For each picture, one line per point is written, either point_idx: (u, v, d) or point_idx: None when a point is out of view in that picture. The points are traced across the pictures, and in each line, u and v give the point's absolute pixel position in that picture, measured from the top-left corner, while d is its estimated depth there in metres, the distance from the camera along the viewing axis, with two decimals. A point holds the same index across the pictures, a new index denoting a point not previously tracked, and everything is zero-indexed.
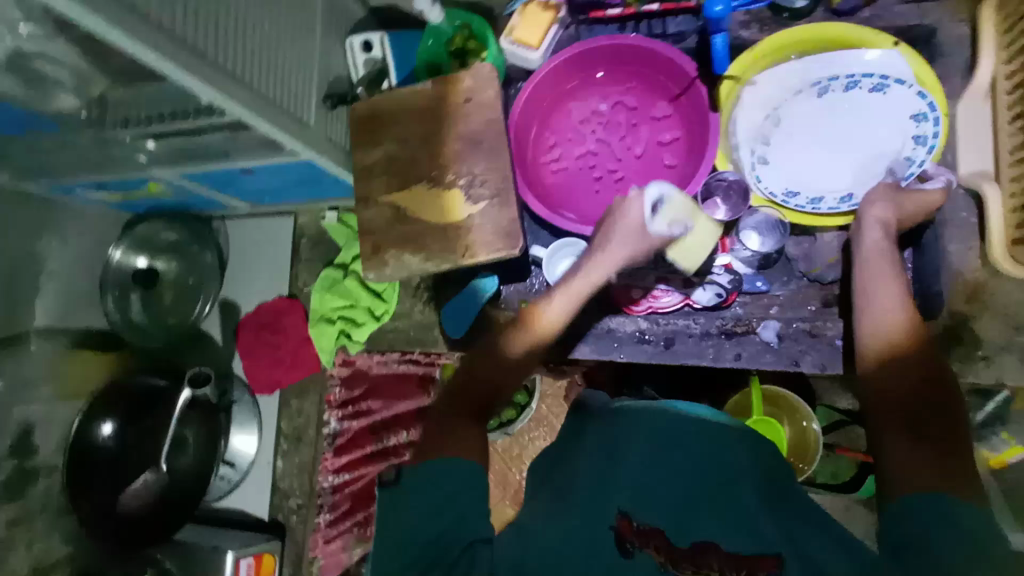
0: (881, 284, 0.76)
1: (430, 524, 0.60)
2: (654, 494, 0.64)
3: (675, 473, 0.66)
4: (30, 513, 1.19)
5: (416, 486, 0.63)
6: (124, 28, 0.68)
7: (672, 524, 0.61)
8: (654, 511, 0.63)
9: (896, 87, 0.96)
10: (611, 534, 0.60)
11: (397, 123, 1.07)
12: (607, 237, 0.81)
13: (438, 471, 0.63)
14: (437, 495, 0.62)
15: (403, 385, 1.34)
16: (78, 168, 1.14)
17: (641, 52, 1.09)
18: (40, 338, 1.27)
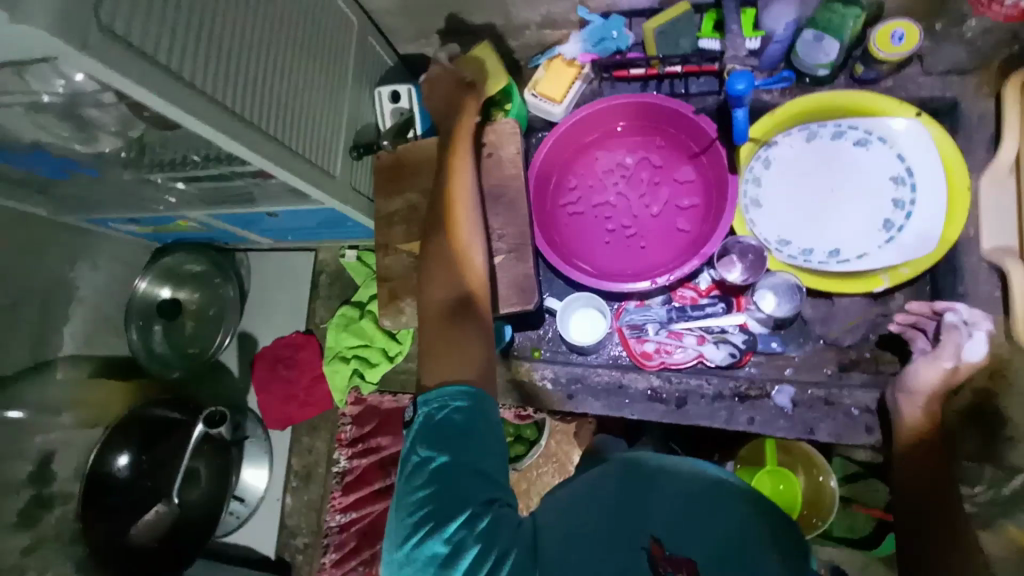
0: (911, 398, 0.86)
1: (459, 479, 0.64)
2: (687, 527, 0.61)
3: (714, 506, 0.62)
4: (44, 539, 1.20)
5: (444, 435, 0.66)
6: (170, 99, 0.72)
7: (707, 558, 0.58)
8: (687, 543, 0.59)
9: (878, 144, 1.02)
10: (643, 555, 0.59)
11: (421, 174, 1.09)
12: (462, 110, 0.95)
13: (461, 422, 0.66)
14: (463, 445, 0.65)
15: None
16: (113, 204, 1.17)
17: (668, 112, 1.11)
18: (66, 365, 1.30)
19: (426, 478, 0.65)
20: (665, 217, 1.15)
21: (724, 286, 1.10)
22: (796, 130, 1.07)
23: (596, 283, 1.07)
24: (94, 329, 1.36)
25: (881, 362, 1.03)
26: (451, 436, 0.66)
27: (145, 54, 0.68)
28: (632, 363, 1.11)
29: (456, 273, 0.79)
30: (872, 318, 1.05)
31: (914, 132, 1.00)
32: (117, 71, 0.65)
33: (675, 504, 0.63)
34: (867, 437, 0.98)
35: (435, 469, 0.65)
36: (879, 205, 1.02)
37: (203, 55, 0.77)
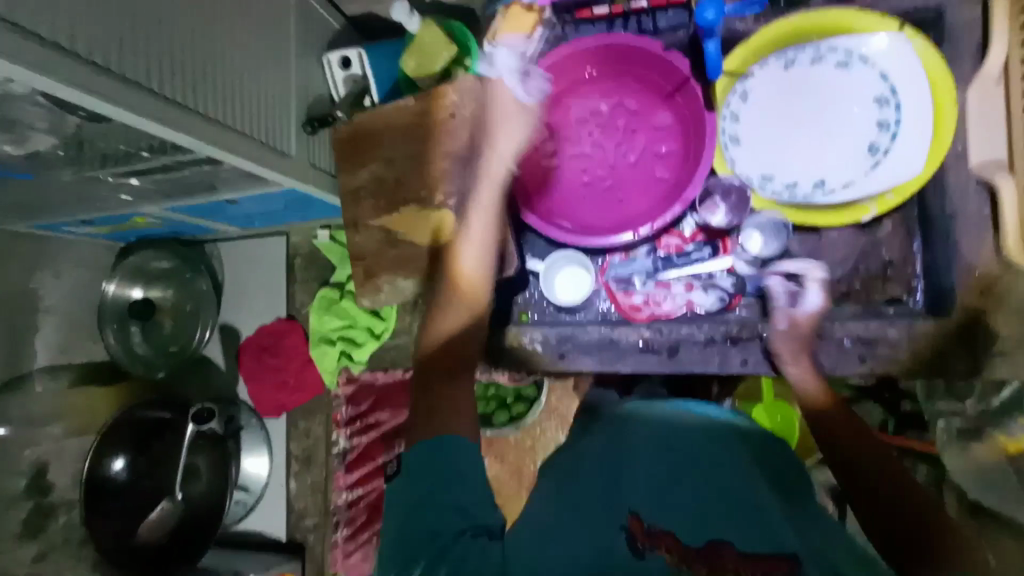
0: (801, 369, 0.96)
1: (435, 512, 0.63)
2: (669, 503, 0.72)
3: (683, 487, 0.74)
4: (54, 546, 1.21)
5: (421, 465, 0.66)
6: (81, 86, 0.64)
7: (686, 528, 0.67)
8: (664, 517, 0.69)
9: (860, 65, 0.97)
10: (623, 536, 0.67)
11: (383, 144, 1.03)
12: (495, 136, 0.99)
13: (435, 451, 0.66)
14: (441, 478, 0.64)
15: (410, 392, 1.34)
16: (63, 207, 1.11)
17: (640, 52, 1.04)
18: (45, 377, 1.27)
19: (407, 522, 0.64)
20: (643, 165, 1.10)
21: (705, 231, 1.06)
22: (773, 58, 1.01)
23: (577, 240, 1.04)
24: (68, 337, 1.32)
25: (872, 292, 1.00)
26: (428, 473, 0.64)
27: (41, 39, 0.61)
28: (621, 317, 1.09)
29: (455, 310, 0.82)
30: (863, 249, 1.01)
31: (897, 49, 0.94)
32: (15, 62, 0.58)
33: (648, 490, 0.75)
34: (860, 366, 0.98)
35: (415, 503, 0.64)
36: (863, 131, 0.98)
37: (115, 33, 0.69)
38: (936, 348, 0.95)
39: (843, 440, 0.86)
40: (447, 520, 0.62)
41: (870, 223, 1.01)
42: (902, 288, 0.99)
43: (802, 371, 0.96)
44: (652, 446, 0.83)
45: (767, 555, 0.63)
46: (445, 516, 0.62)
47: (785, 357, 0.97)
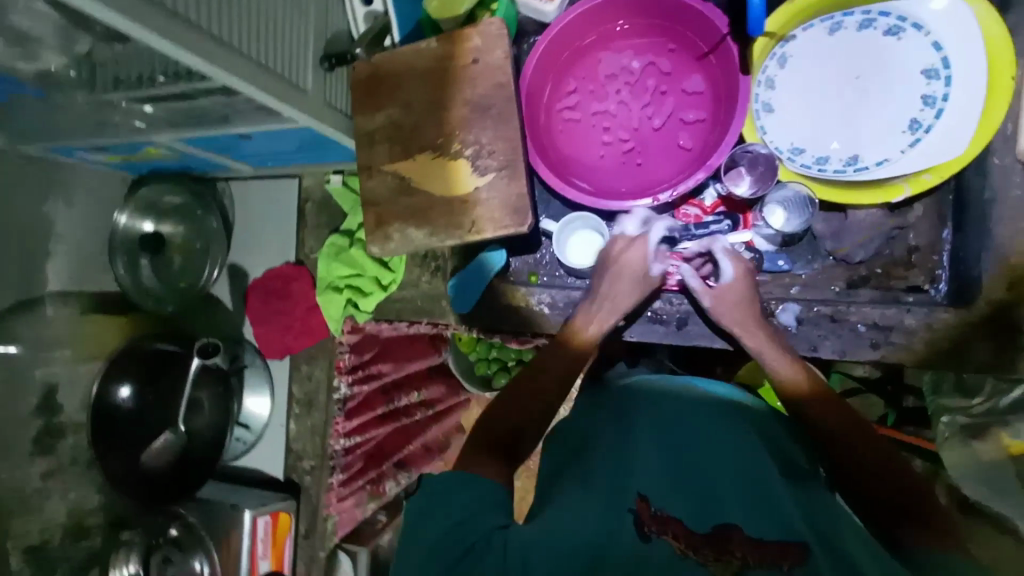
0: (760, 341, 0.88)
1: (458, 528, 0.62)
2: (679, 488, 0.67)
3: (696, 473, 0.70)
4: (62, 465, 1.24)
5: (447, 483, 0.66)
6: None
7: (692, 514, 0.63)
8: (672, 500, 0.65)
9: (911, 33, 0.91)
10: (631, 517, 0.62)
11: (401, 86, 1.00)
12: (610, 282, 0.94)
13: (459, 479, 0.66)
14: (465, 496, 0.64)
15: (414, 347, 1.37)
16: (76, 131, 1.09)
17: (680, 7, 0.99)
18: (56, 302, 1.28)
19: (426, 535, 0.63)
20: (668, 130, 1.06)
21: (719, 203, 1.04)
22: (818, 20, 0.96)
23: (593, 201, 1.01)
24: (79, 265, 1.32)
25: (892, 278, 0.99)
26: (457, 486, 0.66)
27: None
28: None
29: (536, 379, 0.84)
30: (889, 233, 0.99)
31: (955, 16, 0.88)
32: None
33: (657, 470, 0.70)
34: (871, 353, 0.96)
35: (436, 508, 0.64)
36: (906, 104, 0.93)
37: None
38: (960, 338, 0.93)
39: (832, 419, 0.77)
40: (462, 520, 0.62)
41: (901, 206, 0.98)
42: (925, 277, 0.98)
43: (763, 341, 0.89)
44: (662, 427, 0.78)
45: (773, 543, 0.59)
46: (466, 514, 0.63)
47: (745, 329, 0.90)
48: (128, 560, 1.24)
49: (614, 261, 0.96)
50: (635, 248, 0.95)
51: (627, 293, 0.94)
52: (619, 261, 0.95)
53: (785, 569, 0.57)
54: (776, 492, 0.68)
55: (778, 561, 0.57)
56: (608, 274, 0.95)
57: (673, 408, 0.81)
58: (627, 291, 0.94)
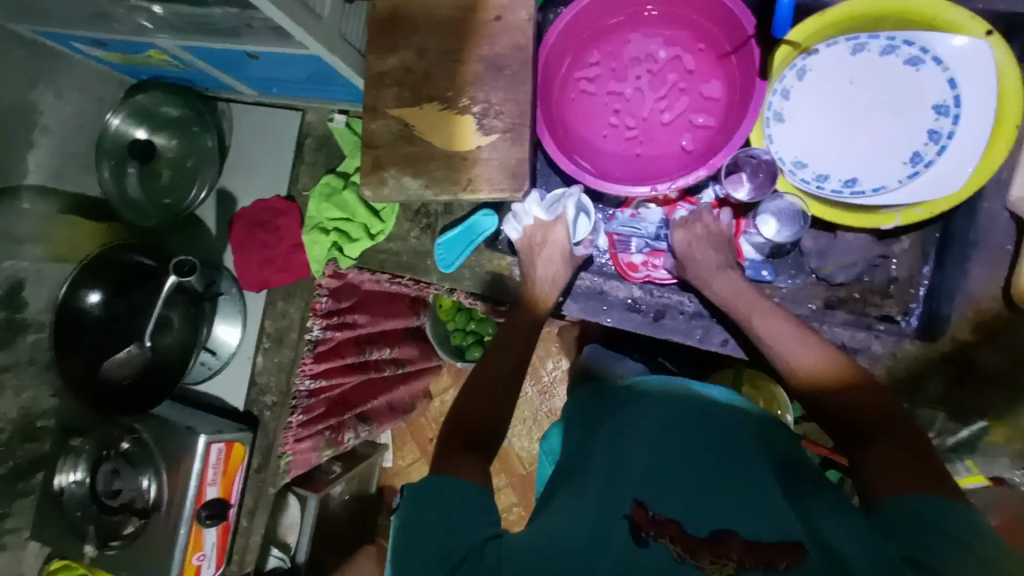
0: (750, 310, 0.87)
1: (443, 532, 0.65)
2: (671, 485, 0.68)
3: (689, 472, 0.70)
4: (19, 361, 1.22)
5: (439, 492, 0.68)
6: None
7: (687, 516, 0.64)
8: (666, 502, 0.66)
9: (930, 66, 0.92)
10: (625, 523, 0.64)
11: (419, 32, 0.98)
12: (540, 260, 1.00)
13: (437, 491, 0.69)
14: (448, 505, 0.67)
15: (392, 305, 1.46)
16: (76, 18, 1.05)
17: (716, 6, 0.98)
18: (33, 196, 1.24)
19: (421, 554, 0.64)
20: (677, 126, 1.06)
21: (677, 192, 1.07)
22: (843, 38, 0.95)
23: (589, 180, 0.99)
24: (62, 162, 1.28)
25: (868, 304, 1.01)
26: (440, 501, 0.68)
27: None
28: (616, 272, 1.09)
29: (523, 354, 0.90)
30: (873, 259, 1.00)
31: (975, 55, 0.88)
32: None
33: (648, 470, 0.70)
34: None
35: (426, 522, 0.66)
36: (912, 136, 0.94)
37: None
38: (918, 371, 0.94)
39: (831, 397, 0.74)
40: (454, 533, 0.64)
41: (891, 236, 1.00)
42: (898, 308, 1.00)
43: (755, 311, 0.87)
44: (651, 423, 0.78)
45: (771, 546, 0.60)
46: (455, 523, 0.65)
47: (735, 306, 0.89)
48: (76, 467, 1.26)
49: (533, 250, 1.01)
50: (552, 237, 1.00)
51: (555, 272, 1.00)
52: (544, 247, 1.00)
53: (780, 569, 0.58)
54: (771, 489, 0.67)
55: (773, 562, 0.58)
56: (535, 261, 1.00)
57: (669, 407, 0.80)
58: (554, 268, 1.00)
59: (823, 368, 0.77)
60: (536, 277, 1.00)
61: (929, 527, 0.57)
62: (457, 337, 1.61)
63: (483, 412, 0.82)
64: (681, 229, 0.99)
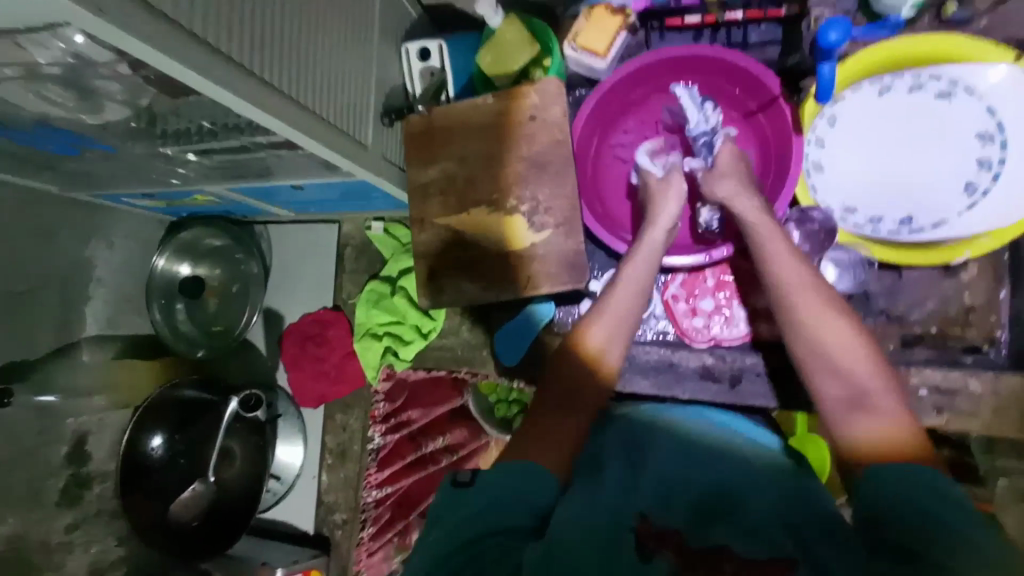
0: (814, 306, 0.76)
1: (483, 520, 0.60)
2: (675, 499, 0.68)
3: (699, 490, 0.70)
4: (87, 516, 1.19)
5: (495, 475, 0.64)
6: (201, 71, 0.60)
7: (689, 528, 0.64)
8: (668, 516, 0.66)
9: (963, 97, 0.93)
10: (633, 535, 0.63)
11: (457, 141, 1.01)
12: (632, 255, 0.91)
13: (489, 476, 0.64)
14: (491, 493, 0.62)
15: (437, 390, 1.31)
16: (130, 180, 1.09)
17: (744, 75, 1.00)
18: (91, 346, 1.25)
19: (445, 532, 0.61)
20: None
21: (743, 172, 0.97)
22: (868, 83, 0.97)
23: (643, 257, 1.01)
24: (116, 308, 1.30)
25: (949, 337, 0.98)
26: (477, 501, 0.62)
27: (164, 16, 0.56)
28: (680, 340, 1.08)
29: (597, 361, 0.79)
30: (944, 292, 0.98)
31: (1007, 83, 0.90)
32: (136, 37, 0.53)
33: (655, 491, 0.70)
34: (936, 417, 0.94)
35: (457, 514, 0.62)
36: (960, 167, 0.94)
37: (226, 9, 0.64)
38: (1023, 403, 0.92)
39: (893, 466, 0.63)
40: (479, 533, 0.60)
41: (956, 265, 0.98)
42: (984, 337, 0.97)
43: (823, 307, 0.76)
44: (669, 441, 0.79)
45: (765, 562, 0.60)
46: (484, 526, 0.60)
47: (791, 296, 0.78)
48: None
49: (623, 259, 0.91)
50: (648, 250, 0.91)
51: (619, 319, 0.83)
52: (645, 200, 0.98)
53: None
54: (772, 504, 0.68)
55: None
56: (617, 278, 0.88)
57: (681, 429, 0.82)
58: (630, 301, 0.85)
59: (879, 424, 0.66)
60: (604, 306, 0.84)
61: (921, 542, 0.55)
62: (501, 408, 1.25)
63: (558, 397, 0.75)
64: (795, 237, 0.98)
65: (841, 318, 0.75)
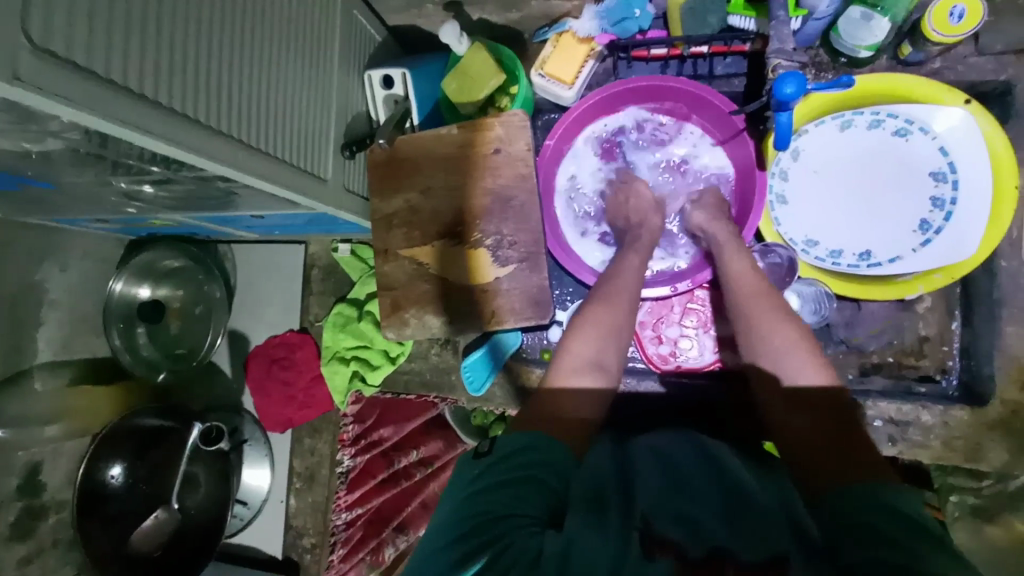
0: (785, 336, 0.79)
1: (502, 488, 0.57)
2: (675, 505, 0.59)
3: (692, 486, 0.63)
4: (42, 548, 1.17)
5: (511, 455, 0.61)
6: (137, 128, 0.58)
7: (690, 535, 0.55)
8: (666, 521, 0.56)
9: (918, 135, 0.95)
10: (636, 537, 0.53)
11: (421, 171, 0.99)
12: (599, 290, 0.89)
13: (528, 446, 0.63)
14: (531, 458, 0.61)
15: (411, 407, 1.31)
16: (82, 208, 1.04)
17: (709, 105, 1.01)
18: (44, 373, 1.19)
19: (454, 513, 0.58)
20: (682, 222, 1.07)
21: (711, 204, 1.00)
22: (829, 118, 0.99)
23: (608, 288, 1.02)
24: (70, 333, 1.25)
25: (903, 367, 1.01)
26: (496, 480, 0.59)
27: (92, 73, 0.54)
28: (648, 368, 1.09)
29: (582, 397, 0.75)
30: (900, 324, 1.01)
31: (963, 125, 0.92)
32: (45, 95, 0.49)
33: (654, 494, 0.60)
34: (889, 448, 0.98)
35: (473, 490, 0.59)
36: (917, 204, 0.96)
37: (166, 60, 0.62)
38: (969, 437, 0.95)
39: (862, 478, 0.61)
40: (500, 513, 0.55)
41: (912, 299, 1.00)
42: (936, 368, 1.00)
43: (793, 338, 0.79)
44: (659, 450, 0.72)
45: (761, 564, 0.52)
46: (508, 503, 0.56)
47: (759, 325, 0.82)
48: None
49: (602, 281, 0.92)
50: (629, 269, 0.92)
51: (600, 340, 0.82)
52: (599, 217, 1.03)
53: None
54: (794, 509, 0.60)
55: None
56: (599, 296, 0.87)
57: (668, 438, 0.76)
58: (617, 320, 0.84)
59: (814, 426, 0.71)
60: (571, 339, 0.82)
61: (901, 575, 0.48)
62: (478, 417, 1.25)
63: (553, 418, 0.70)
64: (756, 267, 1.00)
65: (806, 346, 0.78)
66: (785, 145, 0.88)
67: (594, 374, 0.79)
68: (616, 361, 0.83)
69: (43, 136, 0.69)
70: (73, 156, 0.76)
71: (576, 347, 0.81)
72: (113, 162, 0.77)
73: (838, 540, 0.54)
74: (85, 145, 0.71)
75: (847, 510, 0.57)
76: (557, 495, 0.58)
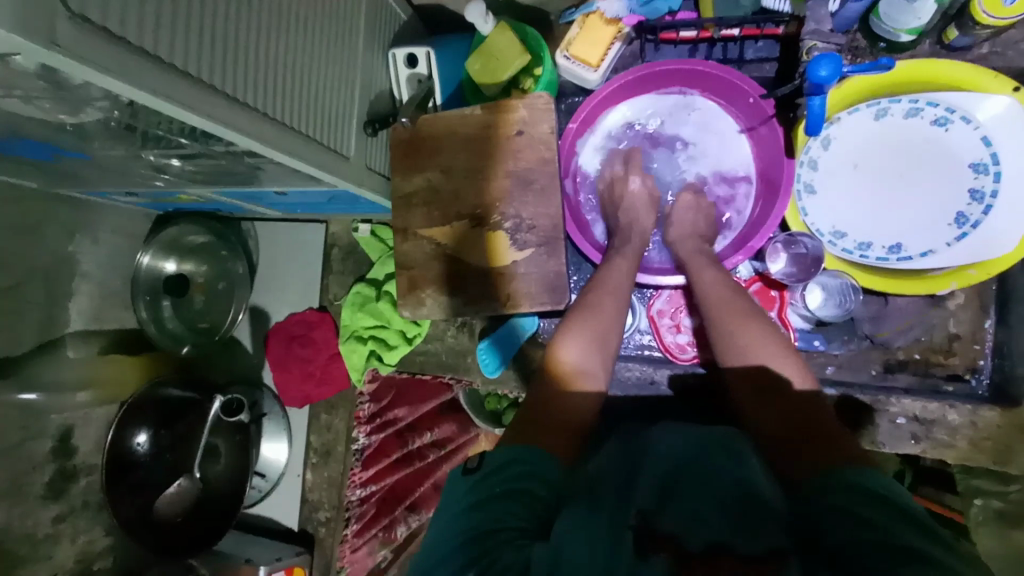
0: (751, 336, 0.80)
1: (479, 512, 0.57)
2: (680, 501, 0.59)
3: (699, 479, 0.62)
4: (73, 509, 1.22)
5: (500, 463, 0.62)
6: (169, 98, 0.59)
7: (686, 531, 0.54)
8: (665, 518, 0.56)
9: (959, 125, 0.91)
10: (631, 538, 0.53)
11: (442, 151, 0.99)
12: (592, 292, 0.88)
13: (517, 456, 0.63)
14: (527, 466, 0.61)
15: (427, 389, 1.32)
16: (112, 181, 1.07)
17: (733, 87, 0.99)
18: (76, 342, 1.23)
19: (456, 521, 0.58)
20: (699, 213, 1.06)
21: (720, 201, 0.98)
22: (864, 105, 0.95)
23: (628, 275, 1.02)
24: (101, 304, 1.28)
25: (931, 364, 0.98)
26: (489, 492, 0.59)
27: (126, 41, 0.55)
28: (664, 358, 1.08)
29: (575, 395, 0.75)
30: (929, 321, 0.98)
31: (1008, 114, 0.88)
32: (84, 62, 0.50)
33: (654, 491, 0.61)
34: (912, 447, 0.95)
35: (467, 503, 0.59)
36: (952, 197, 0.93)
37: (195, 30, 0.62)
38: (999, 437, 0.92)
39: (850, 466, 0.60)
40: (489, 528, 0.56)
41: (944, 295, 0.97)
42: (965, 366, 0.97)
43: (766, 338, 0.79)
44: (665, 444, 0.71)
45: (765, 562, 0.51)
46: (493, 520, 0.56)
47: (725, 325, 0.82)
48: None
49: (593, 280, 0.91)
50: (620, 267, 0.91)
51: (591, 344, 0.80)
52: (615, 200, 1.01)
53: None
54: (777, 501, 0.59)
55: None
56: (590, 300, 0.86)
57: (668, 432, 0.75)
58: (601, 324, 0.83)
59: (815, 418, 0.70)
60: (571, 334, 0.82)
61: (888, 552, 0.49)
62: (491, 401, 1.30)
63: (551, 424, 0.70)
64: (779, 260, 0.97)
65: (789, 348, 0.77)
66: (816, 130, 0.85)
67: (591, 370, 0.79)
68: (603, 368, 0.80)
69: (78, 107, 0.71)
70: (106, 128, 0.78)
71: (574, 345, 0.80)
72: (145, 135, 0.78)
73: (819, 525, 0.54)
74: (119, 117, 0.72)
75: (833, 494, 0.57)
76: (547, 503, 0.59)
